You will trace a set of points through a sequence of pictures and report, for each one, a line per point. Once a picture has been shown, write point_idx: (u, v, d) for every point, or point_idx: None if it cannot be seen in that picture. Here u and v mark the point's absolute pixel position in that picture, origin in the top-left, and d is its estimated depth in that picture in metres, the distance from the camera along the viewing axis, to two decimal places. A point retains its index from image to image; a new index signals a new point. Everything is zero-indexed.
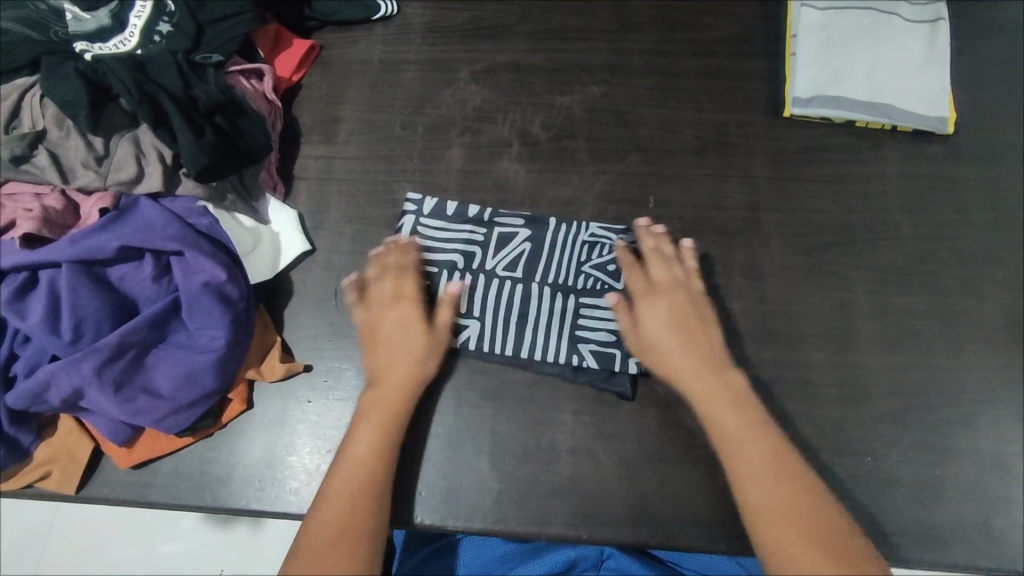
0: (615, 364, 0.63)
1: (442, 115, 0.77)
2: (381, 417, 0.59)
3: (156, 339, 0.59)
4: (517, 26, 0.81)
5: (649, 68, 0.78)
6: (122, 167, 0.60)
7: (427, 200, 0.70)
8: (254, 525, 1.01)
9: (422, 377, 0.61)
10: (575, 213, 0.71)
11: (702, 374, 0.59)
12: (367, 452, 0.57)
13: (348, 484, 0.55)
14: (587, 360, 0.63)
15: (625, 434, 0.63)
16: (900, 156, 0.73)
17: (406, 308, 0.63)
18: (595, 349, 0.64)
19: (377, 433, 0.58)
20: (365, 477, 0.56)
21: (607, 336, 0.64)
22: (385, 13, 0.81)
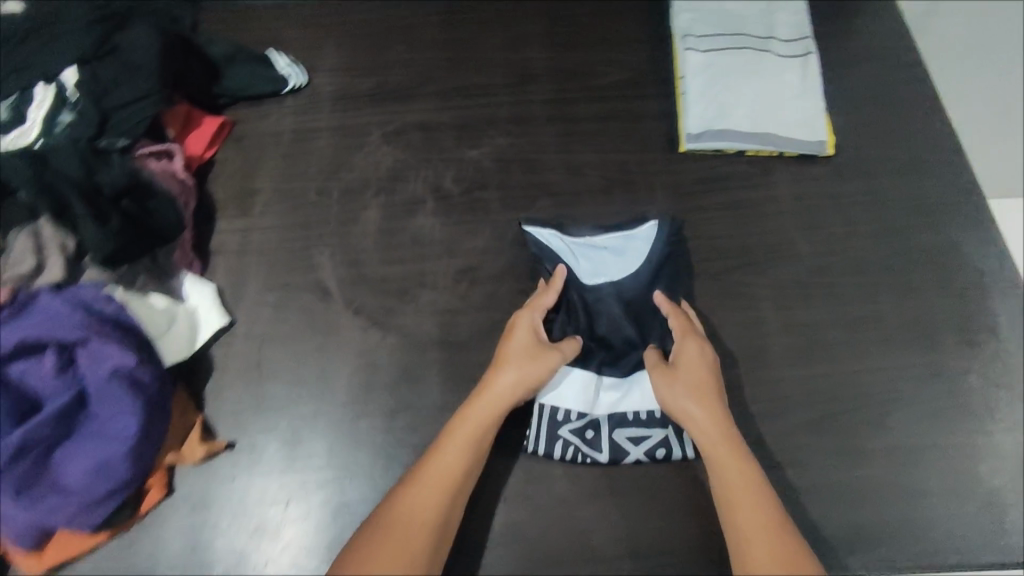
0: (569, 455, 0.64)
1: (355, 178, 0.79)
2: (475, 424, 0.60)
3: (64, 433, 0.57)
4: (421, 87, 0.85)
5: (552, 117, 0.83)
6: (21, 260, 0.60)
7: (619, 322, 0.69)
8: None
9: (533, 351, 0.63)
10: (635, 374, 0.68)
11: (729, 449, 0.59)
12: (452, 471, 0.58)
13: (458, 456, 0.58)
14: (563, 451, 0.64)
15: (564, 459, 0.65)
16: (790, 179, 0.78)
17: (532, 367, 0.62)
18: (572, 446, 0.65)
19: (468, 437, 0.59)
20: (470, 448, 0.59)
21: (584, 446, 0.65)
22: (294, 86, 0.85)
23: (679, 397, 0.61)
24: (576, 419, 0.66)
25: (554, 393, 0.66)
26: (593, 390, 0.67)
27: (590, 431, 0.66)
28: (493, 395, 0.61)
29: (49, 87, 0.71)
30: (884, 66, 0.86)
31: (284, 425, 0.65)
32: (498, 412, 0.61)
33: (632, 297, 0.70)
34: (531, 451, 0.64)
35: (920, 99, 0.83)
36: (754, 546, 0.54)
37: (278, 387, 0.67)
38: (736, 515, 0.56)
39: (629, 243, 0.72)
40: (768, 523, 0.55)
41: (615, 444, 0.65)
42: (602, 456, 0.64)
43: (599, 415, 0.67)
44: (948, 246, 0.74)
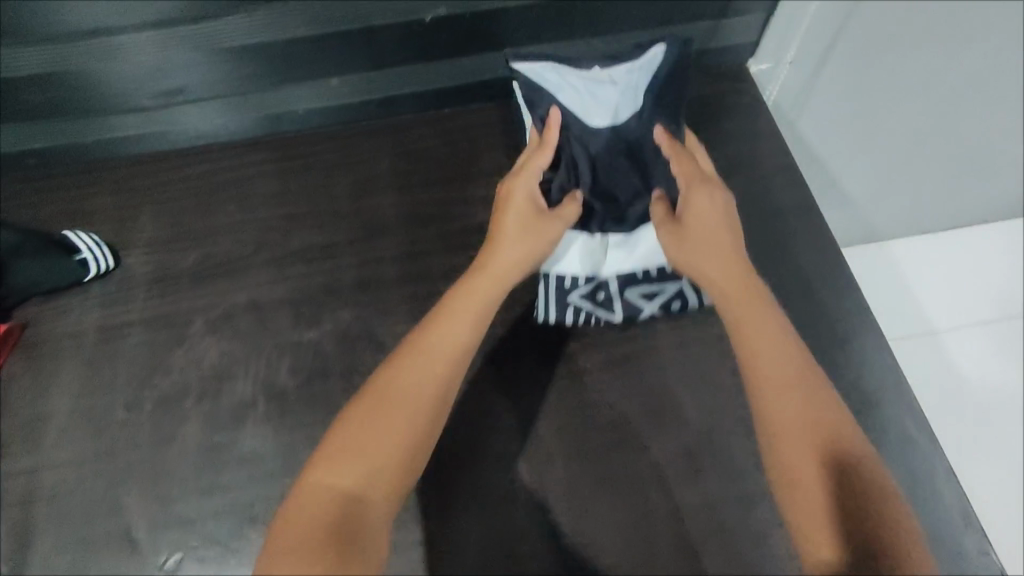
0: (581, 317, 0.70)
1: (173, 384, 0.67)
2: (481, 301, 0.59)
3: None
4: (254, 255, 0.75)
5: (404, 276, 0.73)
6: None
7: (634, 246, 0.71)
8: None
9: (528, 198, 0.65)
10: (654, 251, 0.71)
11: (750, 307, 0.59)
12: (449, 340, 0.57)
13: (458, 328, 0.57)
14: (574, 309, 0.70)
15: (563, 326, 0.70)
16: (668, 326, 0.71)
17: (526, 214, 0.64)
18: (580, 296, 0.70)
19: (461, 328, 0.58)
20: (468, 319, 0.58)
21: (591, 301, 0.70)
22: (97, 273, 0.73)
23: (703, 271, 0.61)
24: (585, 284, 0.70)
25: (558, 262, 0.70)
26: (616, 279, 0.71)
27: (598, 295, 0.70)
28: (499, 269, 0.61)
29: None
30: (760, 175, 0.80)
31: None
32: (498, 284, 0.61)
33: (632, 138, 0.72)
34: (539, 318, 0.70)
35: (799, 209, 0.78)
36: (787, 418, 0.54)
37: None
38: (770, 398, 0.55)
39: (630, 75, 0.72)
40: (792, 388, 0.55)
41: (627, 304, 0.70)
42: (614, 316, 0.70)
43: (607, 278, 0.71)
44: (844, 384, 0.68)
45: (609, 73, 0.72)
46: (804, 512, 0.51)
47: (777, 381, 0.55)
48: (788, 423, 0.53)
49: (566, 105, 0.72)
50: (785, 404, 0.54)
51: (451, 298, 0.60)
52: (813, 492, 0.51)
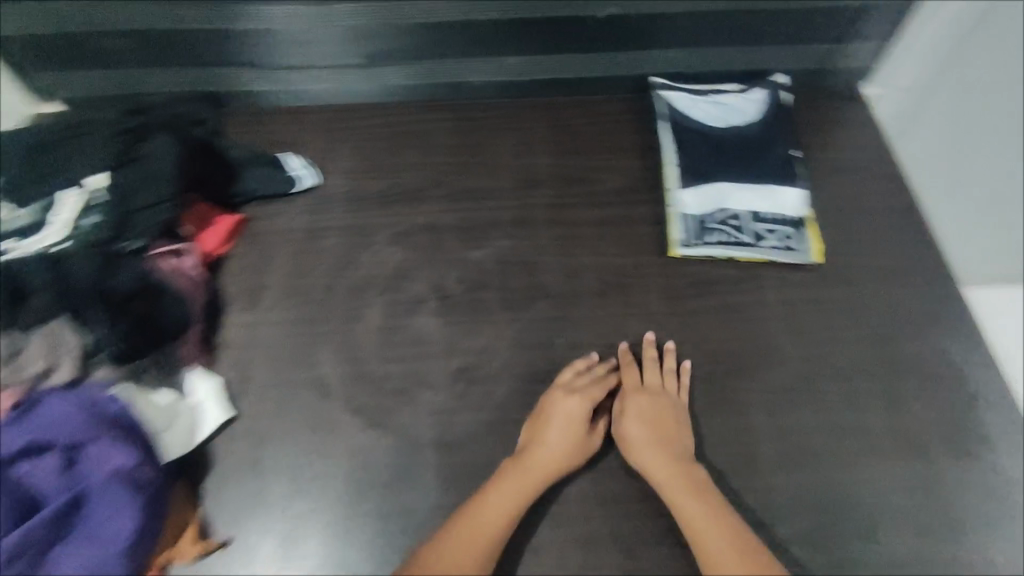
0: (713, 241, 0.82)
1: (363, 277, 0.82)
2: (522, 487, 0.65)
3: (58, 535, 0.58)
4: (430, 191, 0.91)
5: (551, 221, 0.87)
6: (32, 362, 0.61)
7: (756, 198, 0.85)
8: None
9: (573, 411, 0.70)
10: (772, 202, 0.85)
11: (676, 470, 0.67)
12: (484, 529, 0.62)
13: (497, 515, 0.63)
14: (707, 235, 0.83)
15: (701, 246, 0.82)
16: (778, 284, 0.81)
17: (579, 421, 0.70)
18: (714, 225, 0.84)
19: (509, 505, 0.64)
20: (507, 509, 0.64)
21: (722, 230, 0.83)
22: (302, 185, 0.89)
23: (644, 457, 0.68)
24: (719, 214, 0.84)
25: (693, 198, 0.85)
26: (742, 219, 0.84)
27: (729, 226, 0.84)
28: (538, 463, 0.67)
29: (78, 193, 0.75)
30: (865, 177, 0.91)
31: (280, 524, 0.66)
32: (548, 472, 0.67)
33: (750, 136, 0.90)
34: (680, 241, 0.83)
35: (898, 208, 0.88)
36: (727, 567, 0.60)
37: (277, 486, 0.68)
38: (699, 535, 0.63)
39: (741, 101, 0.93)
40: (724, 531, 0.63)
41: (750, 237, 0.83)
42: (745, 238, 0.83)
43: (735, 215, 0.84)
44: (931, 353, 0.77)
45: (730, 97, 0.94)
46: None
47: (712, 550, 0.62)
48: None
49: (693, 118, 0.93)
50: (717, 544, 0.62)
51: (497, 482, 0.66)
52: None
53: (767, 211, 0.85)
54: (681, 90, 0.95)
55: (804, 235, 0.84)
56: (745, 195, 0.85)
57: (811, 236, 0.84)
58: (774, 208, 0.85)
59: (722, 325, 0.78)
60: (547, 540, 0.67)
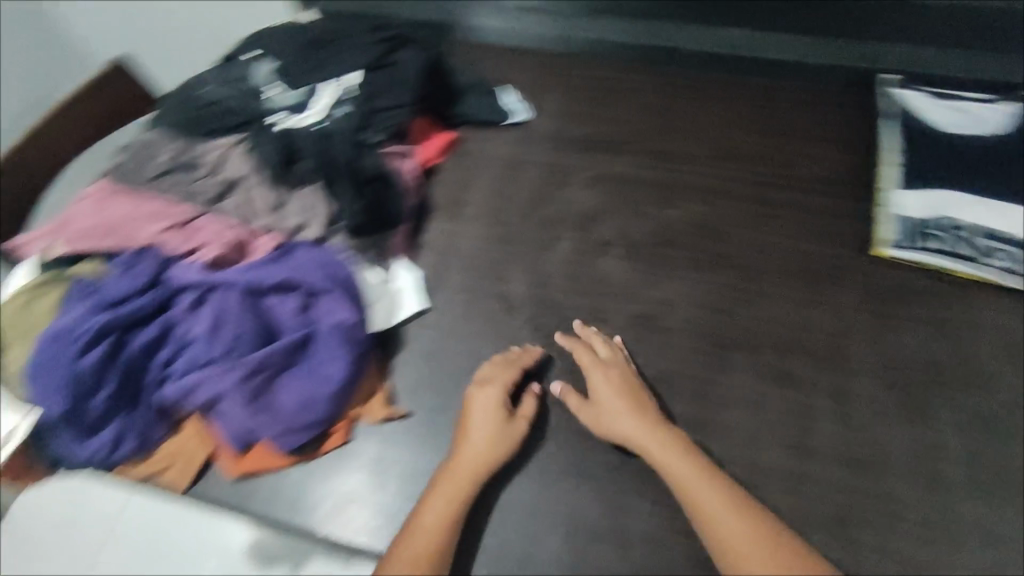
0: (927, 248, 0.78)
1: (557, 211, 0.85)
2: (447, 484, 0.62)
3: (287, 365, 0.66)
4: (632, 144, 0.91)
5: (750, 195, 0.85)
6: (290, 215, 0.71)
7: (989, 214, 0.79)
8: None
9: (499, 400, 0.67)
10: (1008, 221, 0.78)
11: (651, 431, 0.64)
12: (435, 534, 0.59)
13: (434, 521, 0.60)
14: (921, 241, 0.79)
15: (911, 250, 0.78)
16: (997, 308, 0.74)
17: (496, 413, 0.66)
18: (931, 233, 0.79)
19: (442, 511, 0.61)
20: (444, 513, 0.61)
21: (940, 239, 0.78)
22: (515, 120, 0.93)
23: (622, 425, 0.65)
24: (939, 223, 0.79)
25: (912, 202, 0.81)
26: (967, 232, 0.78)
27: (949, 237, 0.78)
28: (458, 466, 0.63)
29: (334, 87, 0.83)
30: None
31: (454, 410, 0.71)
32: (478, 474, 0.63)
33: (991, 150, 0.83)
34: (890, 240, 0.79)
35: None
36: (722, 528, 0.58)
37: (455, 377, 0.73)
38: (693, 494, 0.60)
39: (992, 113, 0.86)
40: (717, 489, 0.60)
41: (973, 252, 0.77)
42: (965, 252, 0.77)
43: (959, 227, 0.79)
44: None
45: (980, 106, 0.87)
46: None
47: (705, 514, 0.59)
48: (744, 565, 0.56)
49: (930, 122, 0.87)
50: (709, 506, 0.59)
51: (437, 495, 0.62)
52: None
53: (1000, 230, 0.78)
54: (923, 91, 0.90)
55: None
56: (976, 209, 0.79)
57: None
58: (1010, 228, 0.78)
59: (924, 337, 0.74)
60: None
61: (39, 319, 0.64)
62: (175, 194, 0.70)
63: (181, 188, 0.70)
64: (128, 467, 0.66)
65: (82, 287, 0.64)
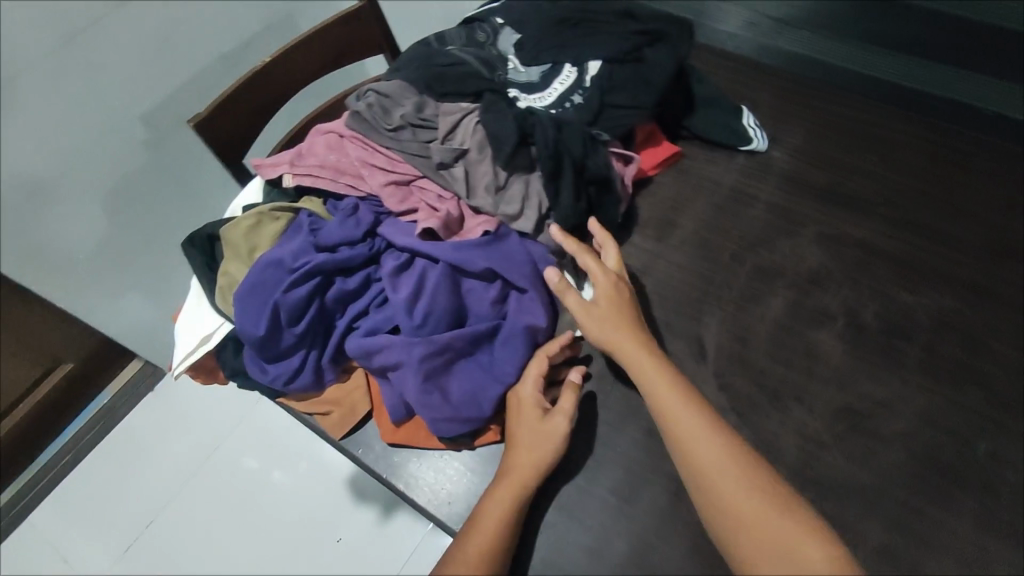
0: None
1: (775, 262, 0.76)
2: (506, 481, 0.59)
3: (468, 352, 0.64)
4: (880, 207, 0.79)
5: (1017, 307, 0.71)
6: (509, 203, 0.67)
7: None
8: (382, 520, 1.19)
9: (560, 429, 0.61)
10: None
11: (638, 348, 0.61)
12: (492, 534, 0.56)
13: (493, 520, 0.57)
14: None
15: None
16: None
17: (530, 412, 0.61)
18: None
19: (495, 521, 0.57)
20: (500, 512, 0.57)
21: None
22: (752, 148, 0.84)
23: (603, 334, 0.62)
24: None
25: None
26: None
27: None
28: (513, 465, 0.60)
29: (574, 70, 0.79)
30: None
31: (617, 447, 0.65)
32: (526, 479, 0.59)
33: None
34: None
35: None
36: (713, 471, 0.55)
37: (627, 413, 0.67)
38: (680, 432, 0.57)
39: None
40: (709, 430, 0.56)
41: None
42: None
43: None
44: None
45: None
46: (771, 548, 0.51)
47: (693, 463, 0.55)
48: (734, 507, 0.53)
49: None
50: (700, 449, 0.55)
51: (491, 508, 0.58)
52: (789, 559, 0.50)
53: None
54: None
55: None
56: None
57: None
58: None
59: None
60: None
61: (262, 240, 0.66)
62: (406, 148, 0.69)
63: (413, 144, 0.69)
64: (297, 399, 0.68)
65: (306, 221, 0.66)
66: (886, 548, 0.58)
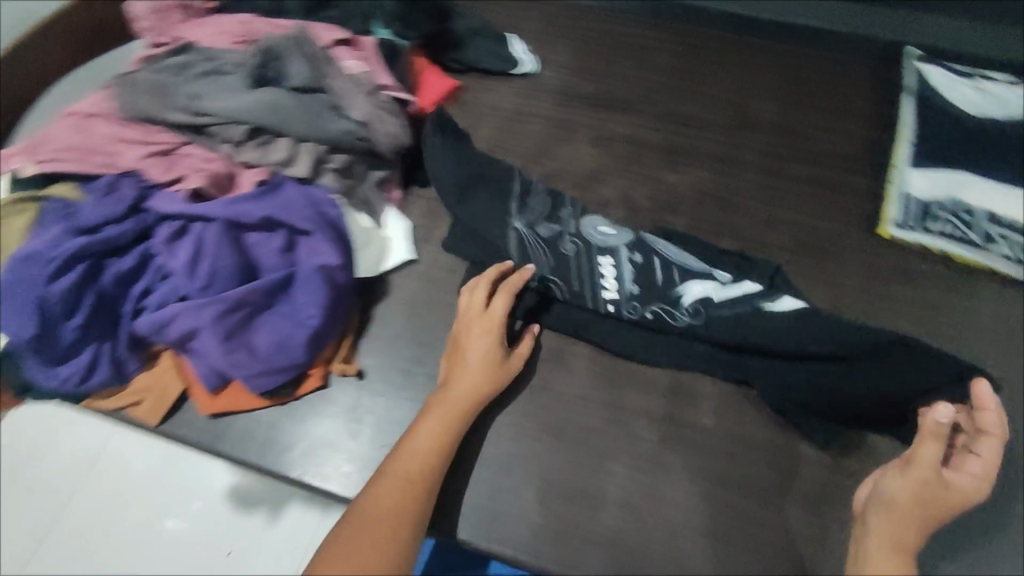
0: (938, 240, 0.75)
1: (556, 167, 0.82)
2: (452, 402, 0.62)
3: (267, 304, 0.64)
4: (639, 104, 0.87)
5: (758, 165, 0.82)
6: (274, 151, 0.68)
7: (1000, 204, 0.75)
8: (270, 517, 1.00)
9: (515, 364, 0.65)
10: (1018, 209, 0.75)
11: (921, 498, 0.53)
12: (433, 448, 0.59)
13: (434, 436, 0.60)
14: (941, 228, 0.76)
15: (917, 234, 0.76)
16: (995, 297, 0.73)
17: (487, 340, 0.64)
18: (947, 224, 0.76)
19: (437, 438, 0.60)
20: (445, 432, 0.60)
21: (950, 231, 0.75)
22: (523, 71, 0.89)
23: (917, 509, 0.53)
24: (949, 205, 0.76)
25: (918, 191, 0.78)
26: (974, 223, 0.75)
27: (964, 214, 0.76)
28: (463, 385, 0.62)
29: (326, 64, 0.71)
30: None
31: (434, 362, 0.69)
32: (472, 400, 0.62)
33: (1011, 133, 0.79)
34: (895, 221, 0.77)
35: None
36: None
37: (441, 330, 0.71)
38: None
39: (1007, 96, 0.82)
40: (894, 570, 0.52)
41: (979, 240, 0.74)
42: (974, 237, 0.74)
43: (974, 208, 0.76)
44: None
45: (999, 90, 0.83)
46: None
47: None
48: None
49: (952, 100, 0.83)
50: None
51: (429, 426, 0.60)
52: None
53: (1010, 216, 0.75)
54: (961, 72, 0.85)
55: None
56: (987, 203, 0.76)
57: None
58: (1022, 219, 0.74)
59: (917, 319, 0.72)
60: (684, 462, 0.64)
61: (10, 240, 0.62)
62: (164, 111, 0.66)
63: (179, 113, 0.66)
64: (101, 397, 0.64)
65: (57, 208, 0.62)
66: (673, 386, 0.67)
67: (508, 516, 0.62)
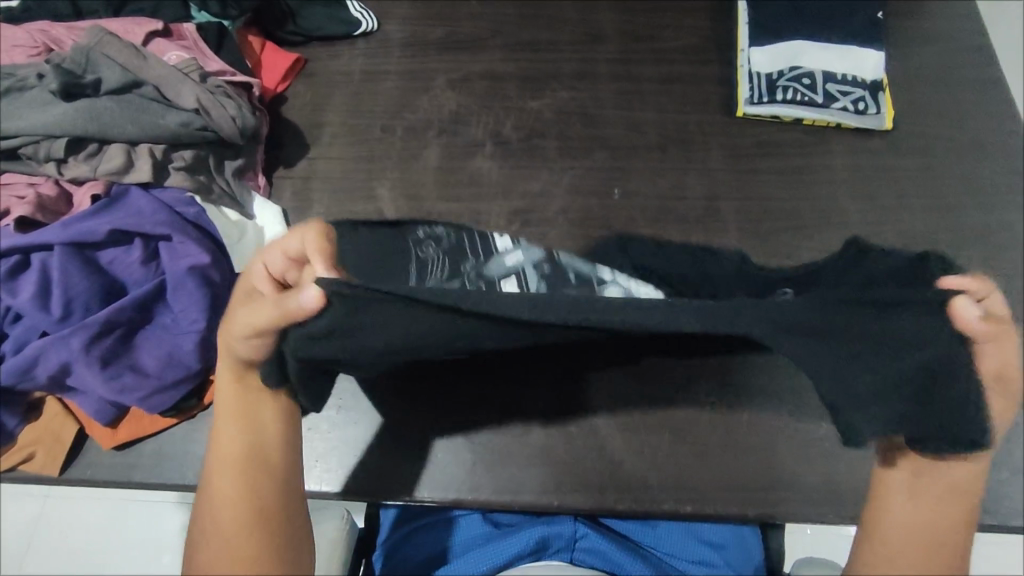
0: (789, 107, 0.79)
1: (419, 119, 0.81)
2: (229, 403, 0.53)
3: (142, 320, 0.61)
4: (490, 39, 0.86)
5: (615, 74, 0.83)
6: (111, 159, 0.63)
7: (832, 63, 0.80)
8: None
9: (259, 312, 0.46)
10: (849, 64, 0.80)
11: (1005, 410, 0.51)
12: (240, 455, 0.51)
13: (234, 444, 0.51)
14: (793, 94, 0.79)
15: (771, 105, 0.79)
16: (845, 150, 0.78)
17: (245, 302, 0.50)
18: (794, 89, 0.79)
19: (237, 443, 0.51)
20: (240, 435, 0.52)
21: (798, 96, 0.79)
22: (366, 30, 0.86)
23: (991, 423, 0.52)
24: (791, 71, 0.80)
25: (763, 66, 0.81)
26: (818, 84, 0.79)
27: (806, 79, 0.79)
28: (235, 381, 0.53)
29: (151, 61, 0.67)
30: (956, 47, 0.84)
31: None
32: (249, 392, 0.53)
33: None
34: (748, 98, 0.80)
35: (986, 83, 0.82)
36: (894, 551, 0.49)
37: None
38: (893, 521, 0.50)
39: None
40: (929, 517, 0.49)
41: (824, 99, 0.78)
42: (819, 98, 0.78)
43: (813, 71, 0.80)
44: (998, 225, 0.74)
45: None
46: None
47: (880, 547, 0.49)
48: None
49: None
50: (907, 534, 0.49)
51: (247, 437, 0.52)
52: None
53: (843, 73, 0.80)
54: None
55: (882, 101, 0.79)
56: (822, 65, 0.80)
57: (881, 98, 0.79)
58: (854, 73, 0.80)
59: (781, 186, 0.76)
60: (599, 368, 0.66)
61: None
62: None
63: None
64: None
65: None
66: None
67: (444, 462, 0.63)
